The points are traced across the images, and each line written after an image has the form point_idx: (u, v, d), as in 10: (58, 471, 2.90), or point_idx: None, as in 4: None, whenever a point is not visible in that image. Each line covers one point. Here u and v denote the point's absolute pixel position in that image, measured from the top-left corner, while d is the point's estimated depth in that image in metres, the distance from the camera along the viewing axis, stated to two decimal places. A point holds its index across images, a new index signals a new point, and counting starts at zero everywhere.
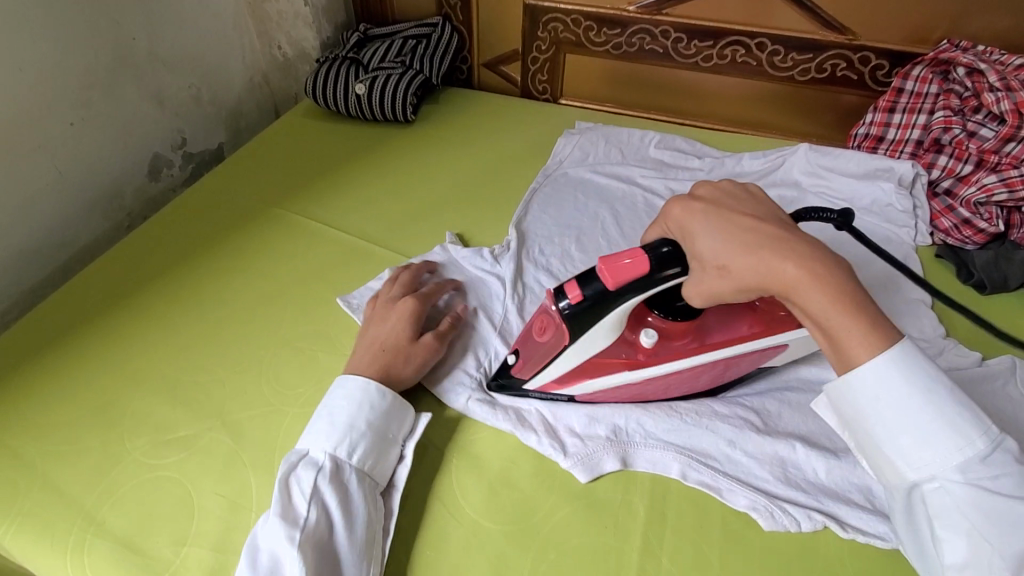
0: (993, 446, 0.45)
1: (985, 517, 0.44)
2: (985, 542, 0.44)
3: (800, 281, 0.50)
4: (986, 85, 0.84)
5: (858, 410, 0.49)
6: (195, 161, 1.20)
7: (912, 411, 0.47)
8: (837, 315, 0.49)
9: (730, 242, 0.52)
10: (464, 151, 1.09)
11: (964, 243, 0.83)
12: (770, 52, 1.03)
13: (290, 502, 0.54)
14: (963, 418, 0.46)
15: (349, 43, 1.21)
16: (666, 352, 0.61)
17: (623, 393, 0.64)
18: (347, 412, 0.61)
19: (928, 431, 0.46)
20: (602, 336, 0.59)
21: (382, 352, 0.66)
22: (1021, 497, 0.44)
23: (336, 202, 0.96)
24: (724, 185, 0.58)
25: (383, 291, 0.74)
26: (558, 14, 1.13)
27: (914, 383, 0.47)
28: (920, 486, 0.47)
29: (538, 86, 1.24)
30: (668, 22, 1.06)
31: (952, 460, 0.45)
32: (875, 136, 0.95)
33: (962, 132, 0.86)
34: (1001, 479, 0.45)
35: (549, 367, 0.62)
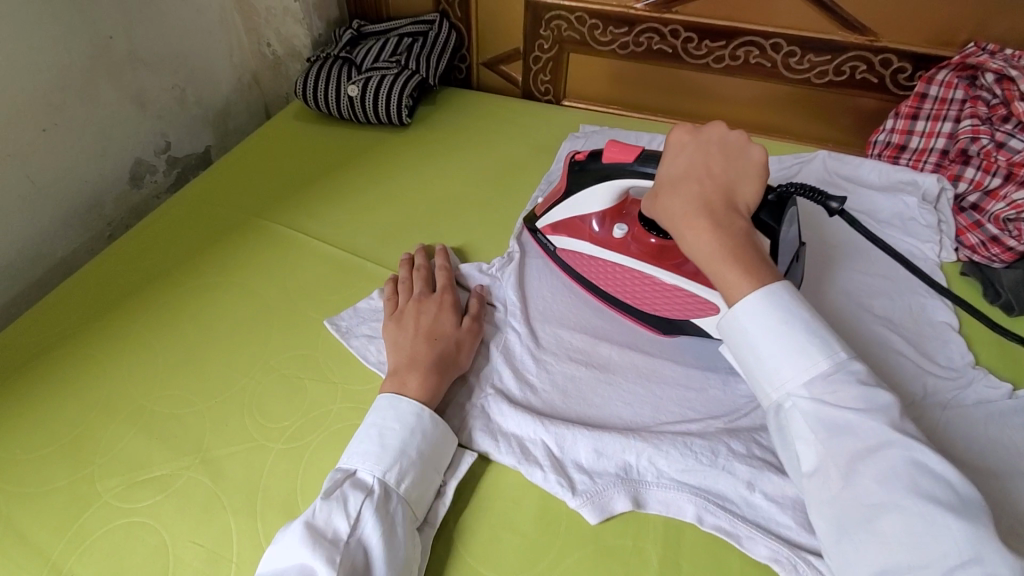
0: (844, 367, 0.50)
1: (824, 429, 0.49)
2: (831, 451, 0.49)
3: (692, 229, 0.57)
4: (1017, 93, 0.78)
5: (732, 337, 0.55)
6: (180, 165, 1.15)
7: (774, 335, 0.52)
8: (714, 264, 0.56)
9: (670, 179, 0.61)
10: (463, 155, 1.04)
11: (991, 261, 0.78)
12: (786, 53, 0.98)
13: (328, 522, 0.51)
14: (813, 342, 0.51)
15: (342, 41, 1.16)
16: (631, 248, 0.72)
17: (596, 278, 0.74)
18: (399, 436, 0.57)
19: (784, 354, 0.52)
20: (594, 203, 0.72)
21: (438, 342, 0.65)
22: (861, 411, 0.49)
23: (327, 210, 0.91)
24: (724, 137, 0.62)
25: (403, 288, 0.73)
26: (562, 11, 1.07)
27: (777, 309, 0.53)
28: (781, 406, 0.52)
29: (540, 86, 1.18)
30: (677, 20, 1.01)
31: (801, 377, 0.51)
32: (897, 145, 0.90)
33: (990, 142, 0.80)
34: (841, 393, 0.50)
35: (552, 209, 0.76)
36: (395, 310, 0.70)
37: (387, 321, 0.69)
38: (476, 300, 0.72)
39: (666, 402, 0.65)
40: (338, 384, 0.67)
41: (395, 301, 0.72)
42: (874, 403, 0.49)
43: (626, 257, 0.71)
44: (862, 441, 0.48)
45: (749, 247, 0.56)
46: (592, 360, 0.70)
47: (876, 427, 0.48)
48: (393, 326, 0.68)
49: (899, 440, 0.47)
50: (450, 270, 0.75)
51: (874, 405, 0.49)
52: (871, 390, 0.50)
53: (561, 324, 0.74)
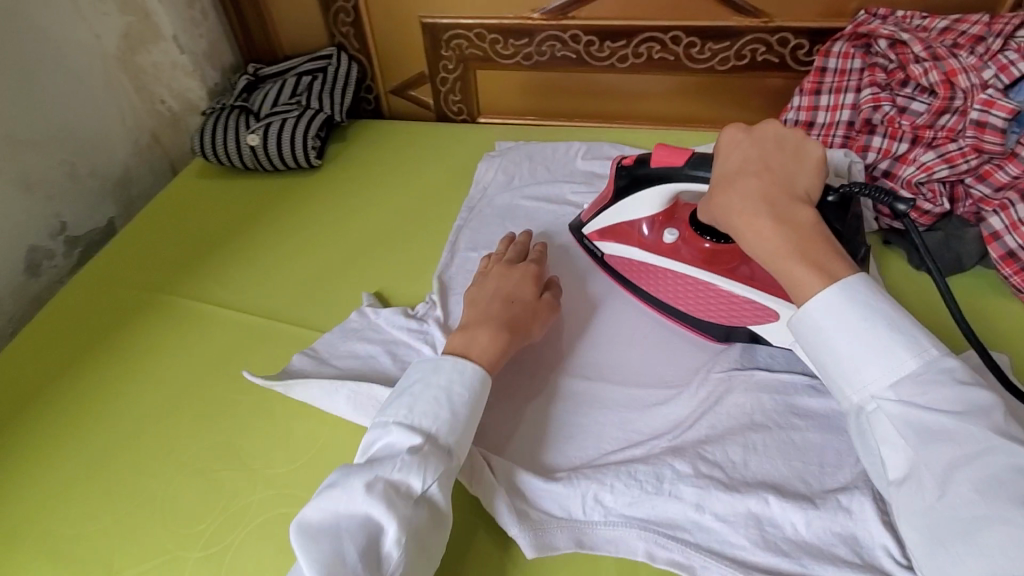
0: (935, 367, 0.49)
1: (915, 432, 0.48)
2: (928, 461, 0.47)
3: (753, 226, 0.57)
4: (911, 56, 0.79)
5: (806, 337, 0.54)
6: (82, 244, 1.07)
7: (855, 335, 0.51)
8: (780, 261, 0.55)
9: (727, 174, 0.61)
10: (378, 189, 1.00)
11: (911, 226, 0.79)
12: (686, 44, 0.97)
13: (397, 473, 0.52)
14: (903, 341, 0.50)
15: (237, 88, 1.10)
16: (683, 253, 0.71)
17: (646, 284, 0.73)
18: (470, 402, 0.57)
19: (870, 353, 0.51)
20: (641, 209, 0.72)
21: (514, 305, 0.67)
22: (959, 414, 0.47)
23: (234, 273, 0.86)
24: (779, 131, 0.62)
25: (493, 256, 0.76)
26: (459, 30, 1.04)
27: (857, 311, 0.51)
28: (864, 408, 0.51)
29: (452, 107, 1.15)
30: (576, 25, 0.99)
31: (885, 379, 0.50)
32: (805, 122, 0.89)
33: (892, 108, 0.80)
34: (933, 395, 0.48)
35: (600, 215, 0.75)
36: (482, 269, 0.74)
37: (471, 281, 0.72)
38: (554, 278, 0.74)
39: (608, 427, 0.63)
40: (259, 471, 0.62)
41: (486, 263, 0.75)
42: (972, 405, 0.47)
43: (676, 261, 0.71)
44: (962, 448, 0.47)
45: (818, 238, 0.56)
46: (535, 389, 0.67)
47: (976, 433, 0.46)
48: (476, 285, 0.71)
49: (1002, 446, 0.46)
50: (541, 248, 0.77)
51: (973, 408, 0.47)
52: (968, 389, 0.48)
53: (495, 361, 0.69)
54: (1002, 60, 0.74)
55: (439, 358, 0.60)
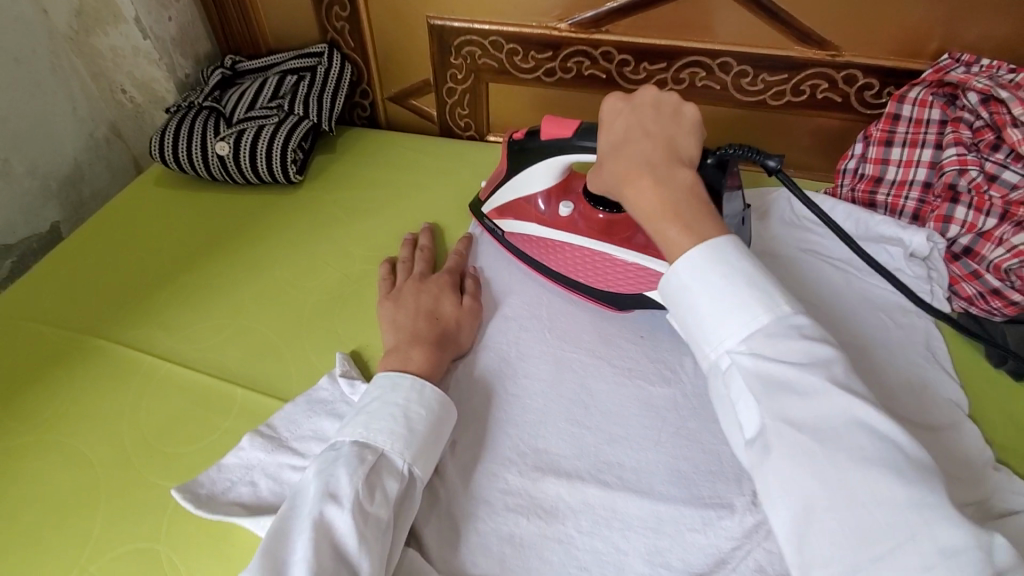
0: (785, 321, 0.46)
1: (765, 385, 0.44)
2: (776, 414, 0.43)
3: (634, 187, 0.54)
4: (1009, 117, 0.67)
5: (674, 297, 0.51)
6: (14, 253, 0.90)
7: (714, 289, 0.48)
8: (654, 220, 0.52)
9: (609, 143, 0.59)
10: (366, 215, 0.86)
11: (992, 314, 0.68)
12: (736, 73, 0.84)
13: (363, 507, 0.49)
14: (756, 292, 0.47)
15: (209, 83, 0.95)
16: (579, 225, 0.71)
17: (546, 257, 0.72)
18: (424, 422, 0.56)
19: (722, 307, 0.47)
20: (535, 181, 0.72)
21: (439, 320, 0.66)
22: (804, 366, 0.44)
23: (185, 316, 0.73)
24: (658, 96, 0.59)
25: (402, 269, 0.73)
26: (474, 36, 0.90)
27: (720, 265, 0.48)
28: (720, 365, 0.47)
29: (459, 121, 1.00)
30: (608, 42, 0.85)
31: (740, 330, 0.46)
32: (871, 177, 0.77)
33: (980, 174, 0.69)
34: (781, 345, 0.45)
35: (497, 191, 0.76)
36: (392, 290, 0.71)
37: (383, 301, 0.69)
38: (472, 279, 0.72)
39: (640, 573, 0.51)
40: None
41: (393, 282, 0.72)
42: (816, 358, 0.44)
43: (574, 233, 0.71)
44: (808, 401, 0.43)
45: (693, 200, 0.53)
46: (541, 508, 0.55)
47: (817, 384, 0.43)
48: (392, 305, 0.68)
49: (844, 399, 0.42)
50: (460, 254, 0.76)
51: (816, 361, 0.44)
52: (814, 344, 0.45)
53: (502, 458, 0.59)
54: None
55: (397, 376, 0.58)
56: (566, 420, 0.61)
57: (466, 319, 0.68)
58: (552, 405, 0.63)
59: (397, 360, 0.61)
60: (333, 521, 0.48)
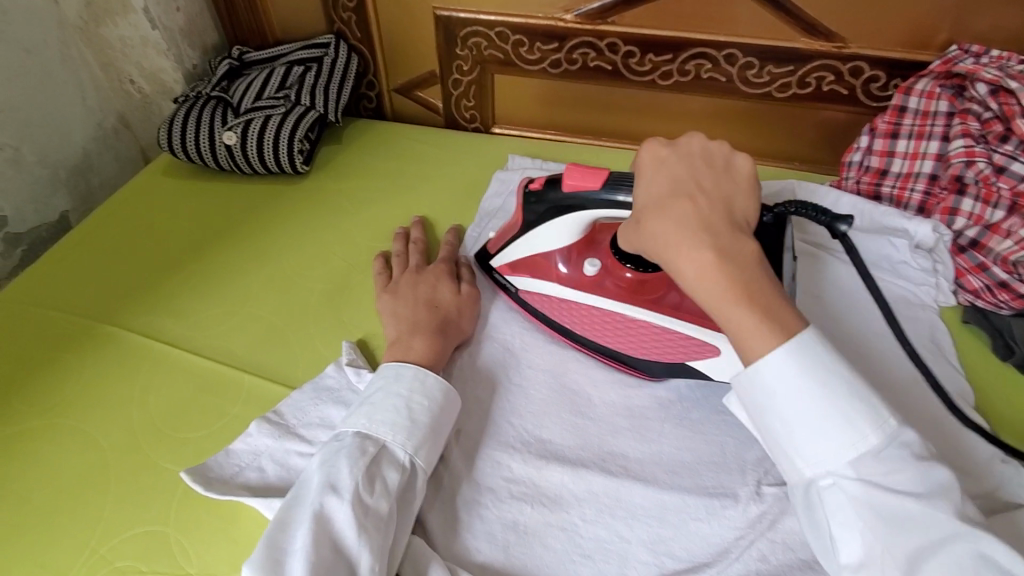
0: (896, 441, 0.43)
1: (877, 517, 0.42)
2: (892, 548, 0.41)
3: (695, 259, 0.46)
4: (1018, 108, 0.67)
5: (753, 406, 0.47)
6: (24, 242, 0.91)
7: (812, 405, 0.44)
8: (722, 303, 0.46)
9: (651, 197, 0.51)
10: (372, 205, 0.86)
11: (998, 307, 0.67)
12: (742, 65, 0.84)
13: (363, 499, 0.50)
14: (863, 412, 0.43)
15: (216, 74, 0.96)
16: (607, 285, 0.64)
17: (570, 323, 0.65)
18: (426, 414, 0.56)
19: (823, 423, 0.44)
20: (556, 239, 0.64)
21: (438, 309, 0.66)
22: (921, 499, 0.41)
23: (193, 304, 0.73)
24: (705, 148, 0.52)
25: (397, 263, 0.73)
26: (480, 27, 0.90)
27: (812, 374, 0.44)
28: (816, 484, 0.44)
29: (464, 113, 1.00)
30: (614, 33, 0.85)
31: (845, 454, 0.43)
32: (877, 169, 0.77)
33: (988, 166, 0.69)
34: (895, 473, 0.42)
35: (506, 249, 0.69)
36: (388, 284, 0.71)
37: (380, 295, 0.70)
38: (467, 268, 0.72)
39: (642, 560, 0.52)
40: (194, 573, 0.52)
41: (389, 276, 0.73)
42: (933, 485, 0.42)
43: (603, 297, 0.64)
44: (924, 535, 0.41)
45: (762, 279, 0.47)
46: (545, 495, 0.56)
47: (941, 520, 0.41)
48: (389, 298, 0.68)
49: (959, 529, 0.40)
50: (453, 245, 0.76)
51: (935, 489, 0.42)
52: (928, 467, 0.43)
53: (506, 446, 0.59)
54: None
55: (400, 365, 0.59)
56: (569, 409, 0.62)
57: (466, 307, 0.68)
58: (554, 395, 0.63)
59: (401, 350, 0.62)
60: (332, 512, 0.49)
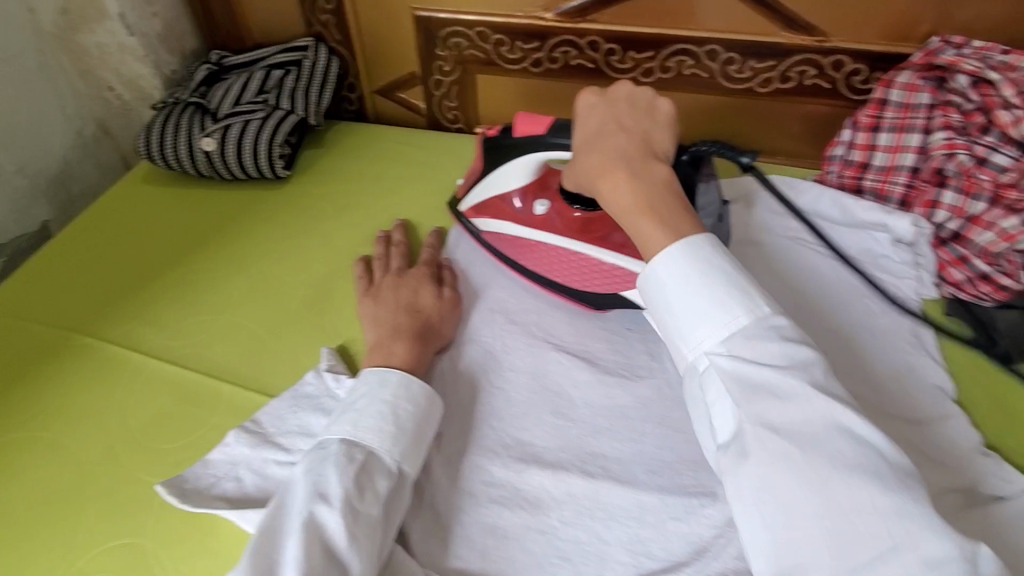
0: (765, 325, 0.47)
1: (741, 387, 0.46)
2: (755, 416, 0.45)
3: (610, 183, 0.55)
4: (999, 99, 0.68)
5: (650, 292, 0.52)
6: (4, 253, 0.90)
7: (693, 288, 0.49)
8: (630, 215, 0.54)
9: (580, 140, 0.60)
10: (353, 209, 0.85)
11: (981, 299, 0.67)
12: (724, 61, 0.83)
13: (353, 505, 0.49)
14: (733, 293, 0.49)
15: (195, 79, 0.95)
16: (556, 224, 0.69)
17: (521, 257, 0.71)
18: (412, 420, 0.56)
19: (702, 303, 0.49)
20: (510, 179, 0.70)
21: (421, 313, 0.66)
22: (781, 369, 0.45)
23: (173, 312, 0.73)
24: (631, 93, 0.60)
25: (377, 266, 0.73)
26: (459, 27, 0.89)
27: (699, 265, 0.50)
28: (697, 366, 0.49)
29: (447, 114, 0.99)
30: (594, 31, 0.85)
31: (716, 330, 0.48)
32: (860, 163, 0.76)
33: (969, 158, 0.69)
34: (762, 347, 0.46)
35: (473, 190, 0.74)
36: (369, 288, 0.70)
37: (363, 299, 0.69)
38: (448, 273, 0.72)
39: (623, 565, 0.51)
40: None
41: (370, 279, 0.72)
42: (793, 360, 0.46)
43: (552, 235, 0.69)
44: (785, 404, 0.44)
45: (669, 196, 0.54)
46: (525, 499, 0.55)
47: (795, 389, 0.44)
48: (370, 302, 0.68)
49: (822, 401, 0.44)
50: (434, 247, 0.76)
51: (794, 363, 0.46)
52: (793, 347, 0.46)
53: (487, 450, 0.59)
54: None
55: (384, 371, 0.59)
56: (550, 411, 0.61)
57: (448, 312, 0.68)
58: (535, 397, 0.63)
59: (383, 355, 0.61)
60: (322, 520, 0.48)
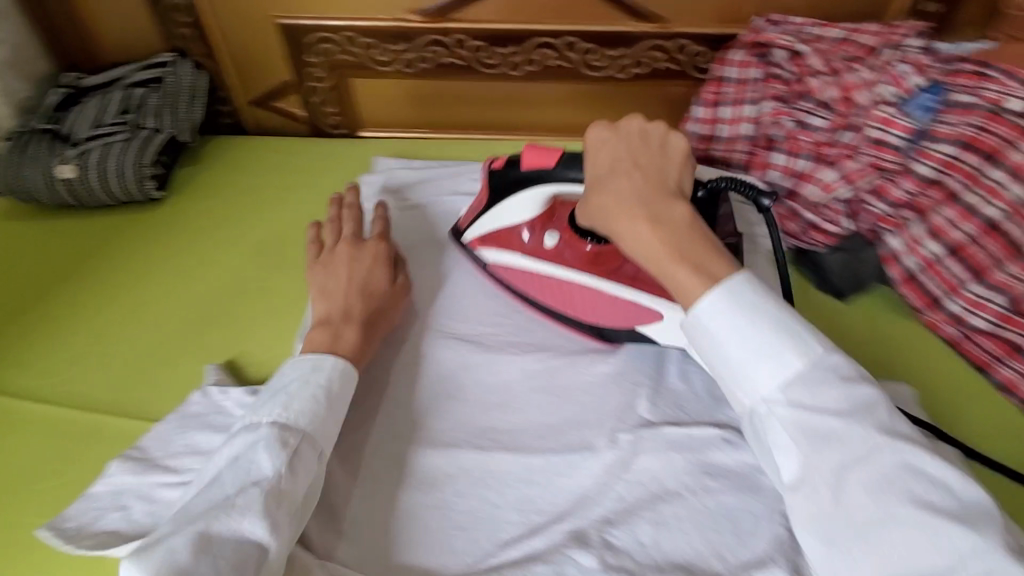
0: (822, 366, 0.46)
1: (806, 436, 0.45)
2: (822, 464, 0.45)
3: (633, 227, 0.52)
4: (810, 69, 0.77)
5: (693, 335, 0.50)
6: None
7: (744, 339, 0.47)
8: (659, 261, 0.51)
9: (596, 176, 0.57)
10: (235, 223, 0.84)
11: (813, 245, 0.77)
12: (582, 50, 0.89)
13: (274, 483, 0.49)
14: (789, 338, 0.47)
15: (47, 105, 0.89)
16: (566, 256, 0.66)
17: (535, 291, 0.68)
18: (331, 395, 0.56)
19: (755, 352, 0.47)
20: (516, 213, 0.67)
21: (373, 296, 0.65)
22: (847, 415, 0.45)
23: (42, 351, 0.69)
24: (642, 126, 0.57)
25: (330, 231, 0.70)
26: (326, 33, 0.90)
27: (749, 311, 0.48)
28: (757, 412, 0.48)
29: (328, 120, 1.00)
30: (459, 30, 0.87)
31: (774, 381, 0.47)
32: (707, 136, 0.84)
33: (793, 123, 0.77)
34: (823, 394, 0.46)
35: (478, 220, 0.70)
36: (320, 254, 0.68)
37: (314, 266, 0.67)
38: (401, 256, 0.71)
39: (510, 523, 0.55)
40: None
41: (319, 245, 0.69)
42: (857, 402, 0.46)
43: (561, 268, 0.66)
44: (851, 451, 0.44)
45: (699, 236, 0.51)
46: (421, 479, 0.58)
47: (863, 436, 0.44)
48: (321, 271, 0.66)
49: (892, 446, 0.44)
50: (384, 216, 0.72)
51: (857, 406, 0.45)
52: (853, 387, 0.46)
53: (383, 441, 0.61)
54: (895, 72, 0.72)
55: (320, 356, 0.58)
56: (445, 398, 0.64)
57: (399, 297, 0.68)
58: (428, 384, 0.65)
59: (329, 336, 0.60)
60: (239, 497, 0.48)
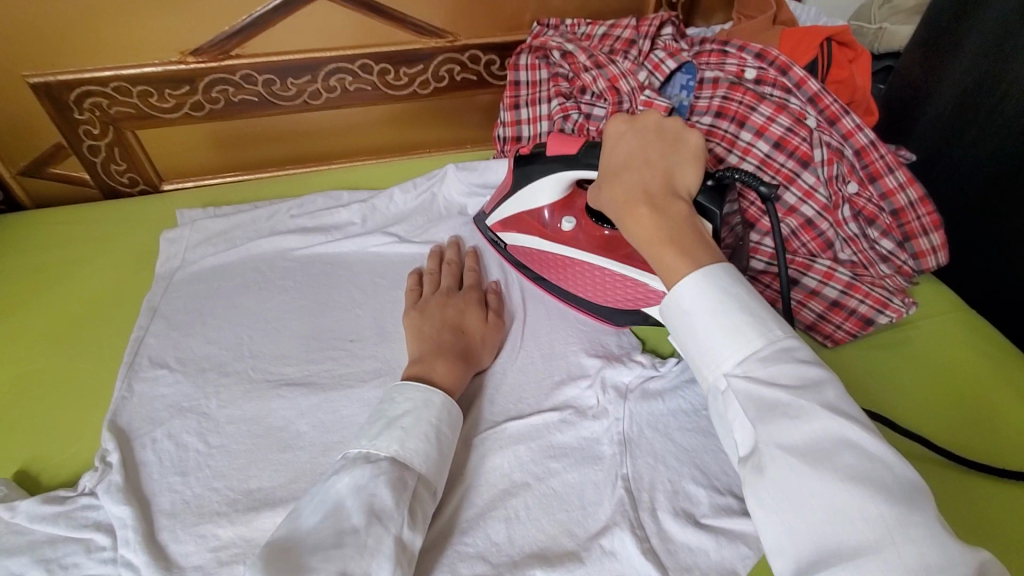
0: (781, 348, 0.44)
1: (756, 407, 0.43)
2: (767, 436, 0.42)
3: (631, 213, 0.54)
4: (580, 65, 0.84)
5: (670, 315, 0.50)
6: None
7: (710, 318, 0.47)
8: (650, 245, 0.52)
9: (611, 166, 0.59)
10: (16, 312, 0.73)
11: None
12: (380, 71, 0.89)
13: (403, 532, 0.48)
14: (750, 320, 0.46)
15: None
16: (581, 239, 0.71)
17: (549, 273, 0.74)
18: (448, 440, 0.55)
19: (719, 334, 0.46)
20: (539, 197, 0.72)
21: (465, 334, 0.66)
22: (794, 391, 0.42)
23: None
24: (659, 120, 0.58)
25: (428, 280, 0.72)
26: (92, 86, 0.81)
27: (722, 293, 0.47)
28: (719, 389, 0.46)
29: (120, 178, 0.91)
30: (244, 65, 0.84)
31: (733, 355, 0.45)
32: (513, 137, 0.89)
33: (580, 116, 0.83)
34: (776, 373, 0.43)
35: (502, 205, 0.76)
36: (417, 301, 0.70)
37: (409, 312, 0.68)
38: (495, 294, 0.72)
39: None
40: None
41: (420, 294, 0.71)
42: (807, 381, 0.43)
43: (574, 249, 0.71)
44: (793, 421, 0.41)
45: (692, 227, 0.52)
46: None
47: (806, 404, 0.41)
48: (418, 316, 0.67)
49: (828, 416, 0.41)
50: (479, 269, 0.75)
51: (808, 384, 0.43)
52: (807, 367, 0.43)
53: (210, 514, 0.54)
54: (654, 60, 0.83)
55: (430, 388, 0.57)
56: (277, 449, 0.58)
57: (490, 334, 0.68)
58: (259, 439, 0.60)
59: (425, 369, 0.61)
60: (377, 543, 0.46)
